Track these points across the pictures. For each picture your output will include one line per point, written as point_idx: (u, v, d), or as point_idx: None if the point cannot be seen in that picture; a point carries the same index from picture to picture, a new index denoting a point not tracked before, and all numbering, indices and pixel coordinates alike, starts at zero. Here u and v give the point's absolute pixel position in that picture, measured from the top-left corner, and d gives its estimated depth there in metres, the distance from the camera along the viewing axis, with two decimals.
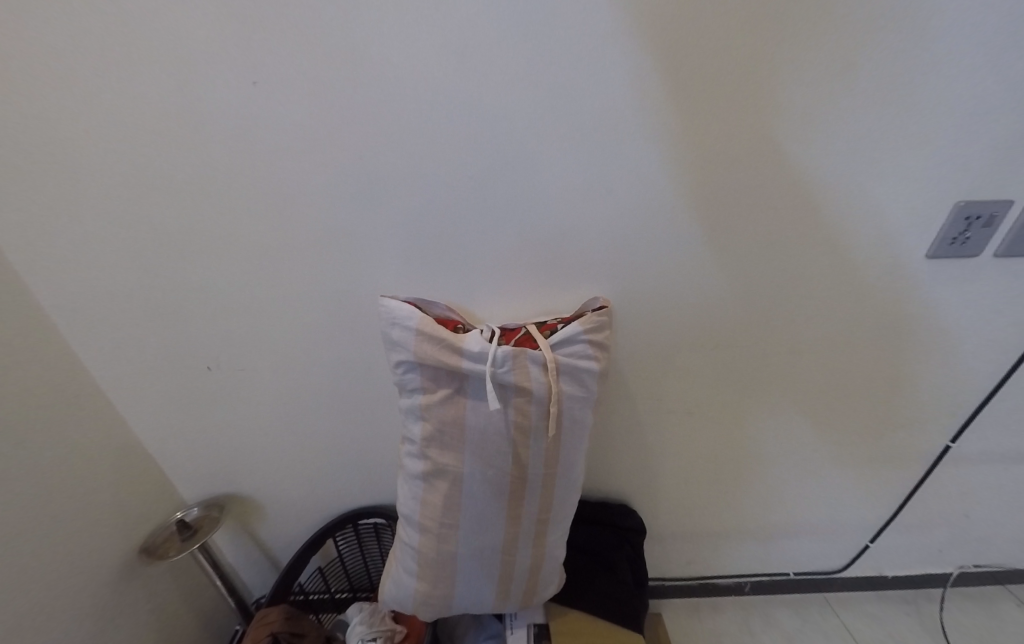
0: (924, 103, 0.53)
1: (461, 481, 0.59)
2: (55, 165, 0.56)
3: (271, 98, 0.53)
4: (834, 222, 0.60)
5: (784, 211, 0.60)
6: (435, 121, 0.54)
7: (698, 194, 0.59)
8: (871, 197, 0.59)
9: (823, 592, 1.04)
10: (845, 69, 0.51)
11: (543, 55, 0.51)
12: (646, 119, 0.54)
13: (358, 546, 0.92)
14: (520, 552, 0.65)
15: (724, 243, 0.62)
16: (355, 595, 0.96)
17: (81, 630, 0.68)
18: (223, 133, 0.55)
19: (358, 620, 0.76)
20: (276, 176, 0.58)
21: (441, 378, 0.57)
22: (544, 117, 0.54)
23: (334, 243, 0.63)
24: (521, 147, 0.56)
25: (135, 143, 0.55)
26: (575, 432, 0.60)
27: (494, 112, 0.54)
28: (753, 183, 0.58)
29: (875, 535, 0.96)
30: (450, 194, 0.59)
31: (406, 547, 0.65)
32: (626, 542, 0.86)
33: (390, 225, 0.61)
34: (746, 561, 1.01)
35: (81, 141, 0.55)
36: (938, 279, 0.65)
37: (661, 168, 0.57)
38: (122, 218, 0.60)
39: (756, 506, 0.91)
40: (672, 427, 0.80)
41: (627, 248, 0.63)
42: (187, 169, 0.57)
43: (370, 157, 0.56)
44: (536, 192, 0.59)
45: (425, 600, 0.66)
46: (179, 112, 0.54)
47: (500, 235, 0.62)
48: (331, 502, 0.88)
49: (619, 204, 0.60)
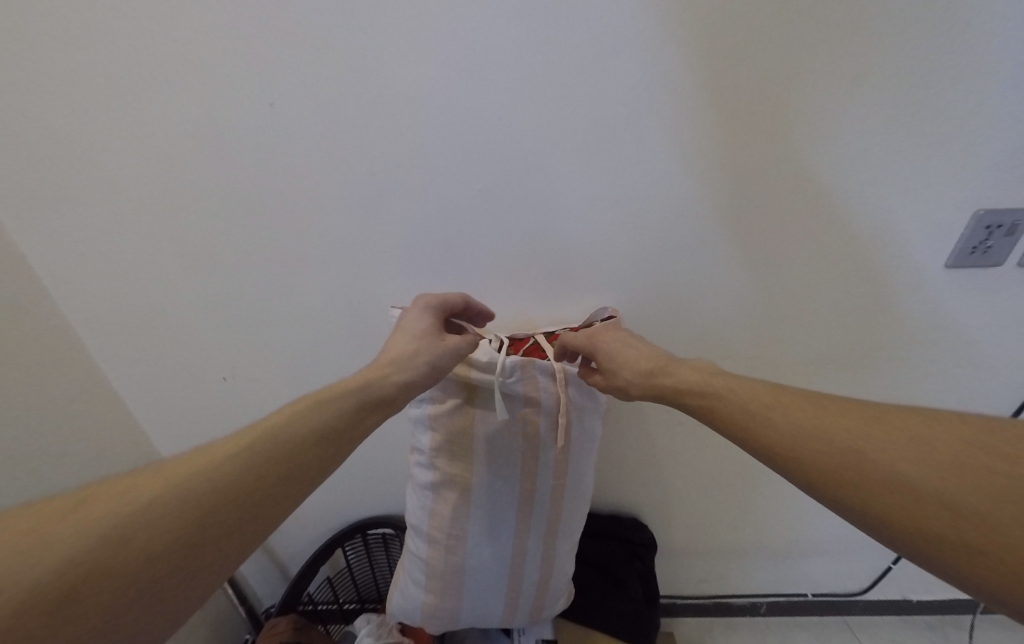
0: (938, 109, 0.52)
1: (470, 492, 0.59)
2: (91, 184, 0.59)
3: (283, 115, 0.55)
4: (847, 232, 0.60)
5: (794, 223, 0.60)
6: (446, 135, 0.56)
7: (706, 204, 0.59)
8: (884, 207, 0.58)
9: (843, 616, 1.01)
10: (854, 76, 0.51)
11: (550, 72, 0.52)
12: (651, 132, 0.55)
13: (367, 557, 0.91)
14: (530, 564, 0.64)
15: (733, 254, 0.62)
16: (363, 606, 0.95)
17: None
18: (237, 149, 0.57)
19: (365, 631, 0.76)
20: (290, 190, 0.60)
21: (450, 388, 0.57)
22: (549, 131, 0.55)
23: (347, 254, 0.64)
24: (532, 159, 0.57)
25: (160, 162, 0.58)
26: (584, 442, 0.60)
27: (502, 127, 0.55)
28: (761, 194, 0.58)
29: (899, 556, 0.92)
30: (459, 207, 0.60)
31: (413, 558, 0.65)
32: (636, 557, 0.83)
33: (401, 238, 0.63)
34: (762, 580, 0.98)
35: (112, 160, 0.58)
36: (962, 289, 0.63)
37: (668, 179, 0.57)
38: (149, 234, 0.63)
39: (772, 522, 0.89)
40: (684, 439, 0.78)
41: (635, 259, 0.63)
42: (209, 185, 0.59)
43: (381, 171, 0.58)
44: (546, 204, 0.60)
45: (433, 612, 0.65)
46: (194, 130, 0.56)
47: (510, 246, 0.63)
48: (342, 512, 0.88)
49: (626, 216, 0.60)
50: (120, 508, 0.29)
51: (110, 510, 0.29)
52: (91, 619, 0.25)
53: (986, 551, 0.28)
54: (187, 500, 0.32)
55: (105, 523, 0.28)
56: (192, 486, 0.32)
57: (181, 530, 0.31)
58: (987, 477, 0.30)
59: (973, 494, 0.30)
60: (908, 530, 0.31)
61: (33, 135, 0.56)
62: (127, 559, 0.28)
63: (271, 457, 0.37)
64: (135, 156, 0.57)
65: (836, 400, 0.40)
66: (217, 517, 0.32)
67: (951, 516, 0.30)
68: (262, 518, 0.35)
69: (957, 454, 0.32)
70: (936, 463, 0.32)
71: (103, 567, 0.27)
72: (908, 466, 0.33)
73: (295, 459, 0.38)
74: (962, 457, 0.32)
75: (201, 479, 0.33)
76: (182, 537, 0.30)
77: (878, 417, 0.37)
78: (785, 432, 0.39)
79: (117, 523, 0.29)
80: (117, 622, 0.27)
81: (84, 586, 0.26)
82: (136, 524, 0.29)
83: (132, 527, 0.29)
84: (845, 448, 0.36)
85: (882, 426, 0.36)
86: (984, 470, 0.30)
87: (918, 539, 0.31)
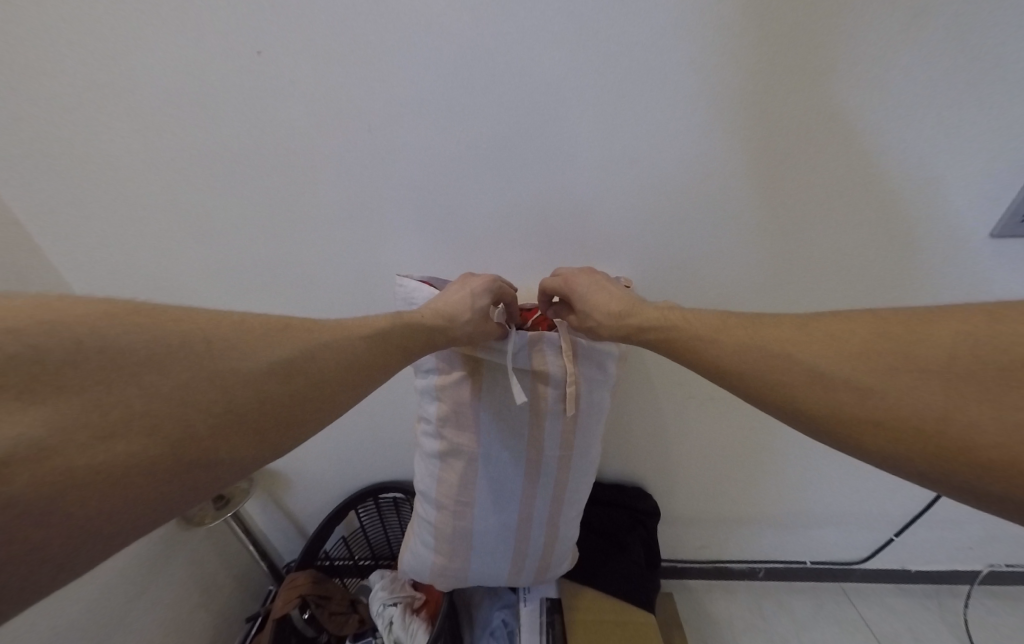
0: (1004, 56, 0.47)
1: (478, 461, 0.60)
2: (91, 144, 0.57)
3: (285, 67, 0.51)
4: (880, 198, 0.56)
5: (823, 188, 0.56)
6: (457, 89, 0.52)
7: (729, 169, 0.55)
8: (923, 172, 0.54)
9: (840, 582, 1.04)
10: (909, 18, 0.46)
11: (571, 16, 0.47)
12: (672, 88, 0.51)
13: (379, 518, 0.95)
14: (535, 530, 0.66)
15: (753, 222, 0.59)
16: (377, 563, 1.01)
17: (127, 584, 0.73)
18: (234, 110, 0.54)
19: (380, 586, 0.81)
20: (290, 153, 0.57)
21: (456, 360, 0.57)
22: (562, 87, 0.51)
23: (353, 220, 0.62)
24: (548, 116, 0.53)
25: (159, 120, 0.56)
26: (592, 415, 0.60)
27: (510, 82, 0.51)
28: (792, 156, 0.54)
29: (902, 528, 0.93)
30: (468, 170, 0.57)
31: (423, 522, 0.67)
32: (639, 524, 0.86)
33: (408, 203, 0.61)
34: (762, 548, 1.01)
35: (110, 118, 0.55)
36: (996, 263, 0.60)
37: (690, 141, 0.54)
38: (152, 198, 0.62)
39: (777, 493, 0.90)
40: (694, 412, 0.78)
41: (651, 227, 0.61)
42: (211, 145, 0.57)
43: (388, 131, 0.55)
44: (561, 166, 0.56)
45: (442, 571, 0.68)
46: (188, 88, 0.53)
47: (521, 213, 0.61)
48: (354, 477, 0.91)
49: (645, 180, 0.57)
50: (267, 347, 0.32)
51: (262, 345, 0.32)
52: (227, 427, 0.28)
53: (950, 447, 0.30)
54: (307, 363, 0.34)
55: (256, 354, 0.31)
56: (313, 355, 0.35)
57: (260, 406, 0.30)
58: (945, 378, 0.31)
59: (934, 392, 0.31)
60: (885, 442, 0.33)
61: (25, 88, 0.53)
62: (262, 388, 0.30)
63: (365, 354, 0.39)
64: (129, 117, 0.55)
65: (792, 325, 0.40)
66: (320, 386, 0.35)
67: (913, 423, 0.31)
68: (344, 402, 0.37)
69: (913, 359, 0.33)
70: (898, 372, 0.33)
71: (246, 388, 0.29)
72: (876, 383, 0.33)
73: (379, 362, 0.41)
74: (917, 361, 0.33)
75: (317, 353, 0.35)
76: (298, 390, 0.33)
77: (830, 336, 0.37)
78: (754, 361, 0.39)
79: (263, 358, 0.31)
80: (233, 440, 0.28)
81: (234, 396, 0.29)
82: (274, 364, 0.32)
83: (271, 369, 0.31)
84: (819, 367, 0.36)
85: (843, 346, 0.36)
86: (941, 370, 0.32)
87: (893, 452, 0.32)
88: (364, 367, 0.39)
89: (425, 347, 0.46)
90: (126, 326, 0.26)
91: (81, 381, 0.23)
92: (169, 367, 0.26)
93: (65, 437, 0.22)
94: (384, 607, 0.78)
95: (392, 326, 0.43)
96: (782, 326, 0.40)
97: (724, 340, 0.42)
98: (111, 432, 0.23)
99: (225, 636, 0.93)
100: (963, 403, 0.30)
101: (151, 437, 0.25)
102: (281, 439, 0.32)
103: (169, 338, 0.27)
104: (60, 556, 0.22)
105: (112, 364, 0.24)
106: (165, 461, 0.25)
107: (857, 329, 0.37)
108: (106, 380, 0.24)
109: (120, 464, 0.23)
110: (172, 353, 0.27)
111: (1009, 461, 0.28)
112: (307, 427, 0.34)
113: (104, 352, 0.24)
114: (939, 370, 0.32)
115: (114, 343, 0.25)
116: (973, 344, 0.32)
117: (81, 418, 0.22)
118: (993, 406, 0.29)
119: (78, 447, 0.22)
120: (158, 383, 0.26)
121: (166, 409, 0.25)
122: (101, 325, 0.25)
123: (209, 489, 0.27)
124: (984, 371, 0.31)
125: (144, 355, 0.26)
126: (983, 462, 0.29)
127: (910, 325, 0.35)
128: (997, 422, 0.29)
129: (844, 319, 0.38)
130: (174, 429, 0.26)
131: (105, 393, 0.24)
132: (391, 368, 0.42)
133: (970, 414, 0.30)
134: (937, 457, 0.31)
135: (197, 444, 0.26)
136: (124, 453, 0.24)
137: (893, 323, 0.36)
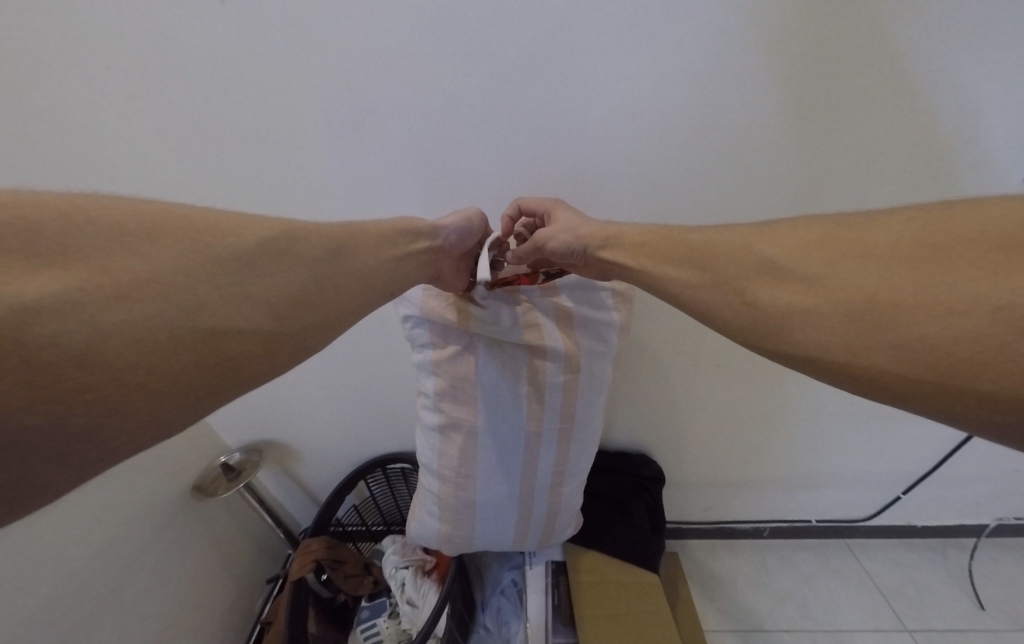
0: None
1: (477, 434, 0.59)
2: (32, 107, 0.51)
3: (251, 19, 0.46)
4: (921, 145, 0.50)
5: (858, 132, 0.50)
6: (439, 35, 0.46)
7: (753, 114, 0.50)
8: (974, 113, 0.48)
9: (844, 538, 1.05)
10: None
11: None
12: (689, 20, 0.45)
13: (388, 487, 0.98)
14: (537, 501, 0.67)
15: (776, 177, 0.54)
16: (389, 527, 1.05)
17: (146, 555, 0.77)
18: (202, 64, 0.49)
19: (392, 550, 0.85)
20: (264, 117, 0.52)
21: (451, 334, 0.55)
22: (562, 24, 0.45)
23: (338, 191, 0.58)
24: (543, 62, 0.47)
25: (116, 84, 0.50)
26: (594, 387, 0.58)
27: (502, 19, 0.45)
28: (825, 91, 0.48)
29: (910, 487, 0.93)
30: (453, 130, 0.52)
31: (427, 493, 0.68)
32: (644, 490, 0.87)
33: (392, 170, 0.56)
34: (768, 507, 1.02)
35: (55, 79, 0.50)
36: None
37: (711, 81, 0.48)
38: (115, 172, 0.57)
39: (784, 456, 0.89)
40: (699, 381, 0.76)
41: (656, 185, 0.56)
42: (175, 111, 0.52)
43: (369, 86, 0.50)
44: (557, 121, 0.51)
45: (447, 538, 0.70)
46: (153, 47, 0.48)
47: (512, 175, 0.56)
48: (362, 450, 0.93)
49: (649, 133, 0.52)
50: (251, 225, 0.30)
51: (241, 225, 0.30)
52: (235, 299, 0.27)
53: (867, 335, 0.26)
54: (296, 245, 0.32)
55: (242, 231, 0.29)
56: (298, 237, 0.33)
57: (272, 299, 0.29)
58: (887, 264, 0.27)
59: (872, 278, 0.27)
60: (807, 335, 0.29)
61: None
62: (259, 266, 0.29)
63: (349, 246, 0.37)
64: (84, 76, 0.50)
65: (752, 232, 0.36)
66: (319, 275, 0.33)
67: (855, 318, 0.27)
68: (348, 305, 0.35)
69: (861, 247, 0.29)
70: (845, 259, 0.29)
71: (243, 265, 0.28)
72: (828, 275, 0.29)
73: (375, 266, 0.39)
74: (862, 249, 0.29)
75: (308, 240, 0.33)
76: (296, 272, 0.31)
77: (797, 235, 0.33)
78: (707, 264, 0.37)
79: (245, 237, 0.29)
80: (238, 307, 0.26)
81: (232, 269, 0.27)
82: (263, 242, 0.30)
83: (259, 245, 0.29)
84: (772, 260, 0.33)
85: (791, 242, 0.33)
86: (884, 254, 0.27)
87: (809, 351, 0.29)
88: (358, 259, 0.37)
89: (408, 255, 0.42)
90: (114, 205, 0.25)
91: (82, 249, 0.22)
92: (161, 240, 0.25)
93: (84, 295, 0.21)
94: (397, 570, 0.82)
95: (362, 230, 0.39)
96: (736, 237, 0.37)
97: (705, 231, 0.40)
98: (127, 294, 0.22)
99: (249, 596, 0.99)
100: (894, 285, 0.26)
101: (168, 302, 0.24)
102: (296, 321, 0.30)
103: (156, 218, 0.26)
104: (122, 414, 0.22)
105: (109, 234, 0.23)
106: (185, 330, 0.24)
107: (814, 232, 0.32)
108: (111, 248, 0.23)
109: (139, 326, 0.22)
110: (164, 231, 0.25)
111: (919, 341, 0.24)
112: (319, 315, 0.32)
113: (96, 226, 0.23)
114: (881, 256, 0.28)
115: (103, 218, 0.24)
116: (919, 231, 0.27)
117: (96, 279, 0.22)
118: (929, 280, 0.25)
119: (97, 305, 0.21)
120: (155, 255, 0.24)
121: (172, 278, 0.24)
122: (92, 209, 0.24)
123: (239, 362, 0.26)
124: (938, 251, 0.26)
125: (137, 230, 0.24)
126: (914, 363, 0.24)
127: (861, 224, 0.30)
128: (921, 302, 0.25)
129: (805, 225, 0.34)
130: (183, 298, 0.24)
131: (106, 261, 0.23)
132: (391, 271, 0.40)
133: (899, 297, 0.25)
134: (843, 348, 0.27)
135: (214, 313, 0.25)
136: (144, 317, 0.23)
137: (853, 222, 0.31)
